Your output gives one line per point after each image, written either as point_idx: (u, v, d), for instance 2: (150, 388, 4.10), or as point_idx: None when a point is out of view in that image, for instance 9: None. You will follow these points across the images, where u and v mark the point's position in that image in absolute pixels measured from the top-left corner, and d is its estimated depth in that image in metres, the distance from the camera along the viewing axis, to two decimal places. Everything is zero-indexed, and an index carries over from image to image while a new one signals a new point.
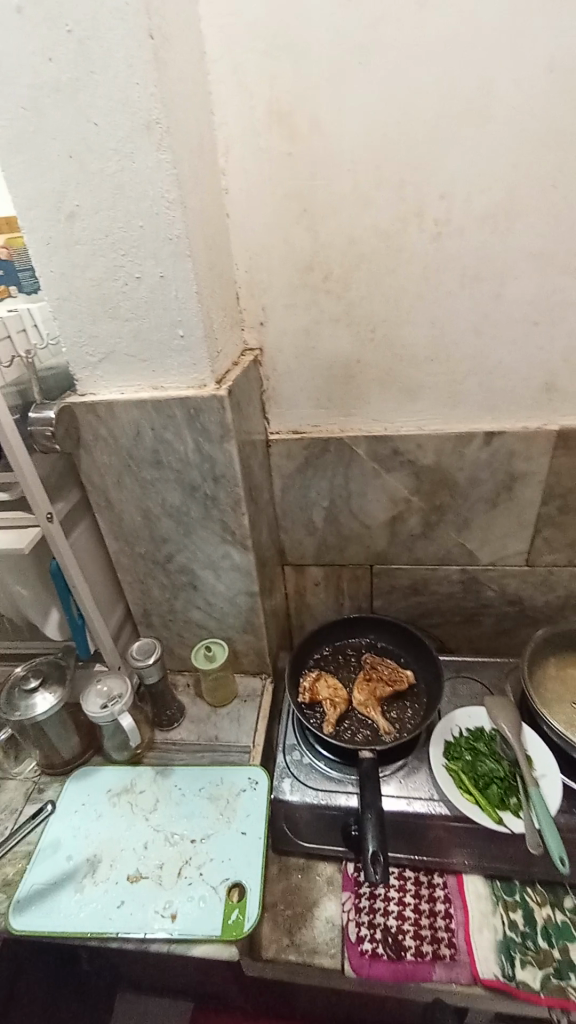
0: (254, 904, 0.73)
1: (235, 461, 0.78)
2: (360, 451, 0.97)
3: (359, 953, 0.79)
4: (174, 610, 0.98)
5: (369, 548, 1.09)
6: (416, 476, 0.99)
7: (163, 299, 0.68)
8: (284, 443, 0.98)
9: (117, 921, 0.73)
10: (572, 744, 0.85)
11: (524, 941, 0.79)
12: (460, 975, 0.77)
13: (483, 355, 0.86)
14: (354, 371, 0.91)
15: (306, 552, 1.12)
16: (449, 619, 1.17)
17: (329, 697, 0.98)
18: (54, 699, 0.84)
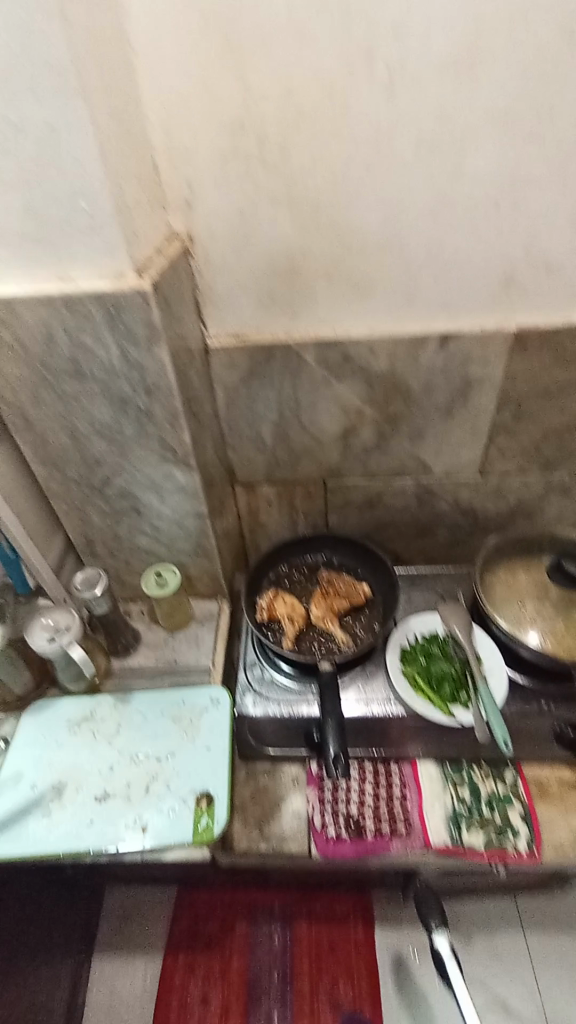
0: (223, 809, 0.75)
1: (168, 370, 0.69)
2: (308, 357, 0.89)
3: (324, 838, 0.86)
4: (119, 537, 0.92)
5: (322, 463, 1.05)
6: (369, 384, 0.92)
7: (54, 154, 0.55)
8: (226, 351, 0.89)
9: (90, 838, 0.74)
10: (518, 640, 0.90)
11: (470, 811, 0.87)
12: (414, 845, 0.85)
13: (441, 242, 0.78)
14: (298, 263, 0.80)
15: (257, 469, 1.07)
16: (404, 531, 1.18)
17: (287, 612, 0.98)
18: None
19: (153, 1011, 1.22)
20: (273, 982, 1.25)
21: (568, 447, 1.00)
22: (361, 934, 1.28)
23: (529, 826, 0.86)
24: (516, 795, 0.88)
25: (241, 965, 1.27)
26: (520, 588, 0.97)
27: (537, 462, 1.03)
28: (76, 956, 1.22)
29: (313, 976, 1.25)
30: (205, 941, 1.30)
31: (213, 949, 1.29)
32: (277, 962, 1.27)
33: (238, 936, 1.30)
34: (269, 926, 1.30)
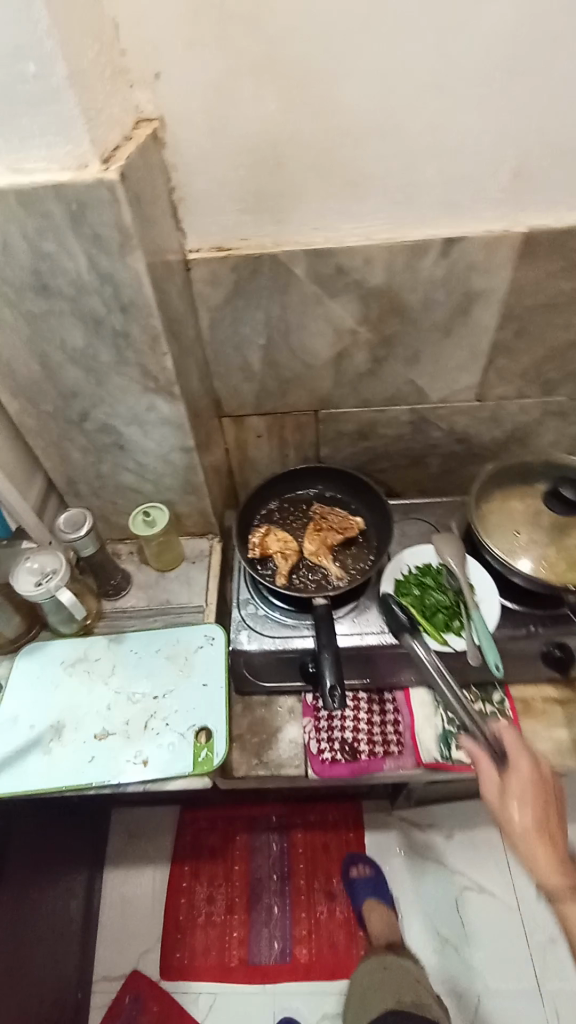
0: (222, 741, 0.76)
1: (145, 282, 0.61)
2: (298, 269, 0.81)
3: (320, 760, 0.90)
4: (102, 475, 0.87)
5: (313, 391, 0.99)
6: (364, 299, 0.85)
7: None
8: (207, 264, 0.80)
9: (91, 774, 0.74)
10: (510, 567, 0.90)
11: (459, 729, 0.90)
12: (406, 762, 0.89)
13: (445, 125, 0.68)
14: (285, 153, 0.70)
15: (244, 399, 1.00)
16: (397, 463, 1.14)
17: (280, 549, 0.96)
18: None
19: (165, 909, 1.34)
20: (273, 880, 1.37)
21: (569, 369, 0.96)
22: (352, 836, 1.39)
23: None
24: (502, 713, 0.93)
25: (243, 868, 1.38)
26: (513, 516, 0.96)
27: (536, 386, 0.98)
28: (90, 867, 1.31)
29: (309, 873, 1.37)
30: (208, 850, 1.40)
31: (216, 857, 1.39)
32: (275, 865, 1.38)
33: (238, 845, 1.40)
34: (267, 834, 1.40)
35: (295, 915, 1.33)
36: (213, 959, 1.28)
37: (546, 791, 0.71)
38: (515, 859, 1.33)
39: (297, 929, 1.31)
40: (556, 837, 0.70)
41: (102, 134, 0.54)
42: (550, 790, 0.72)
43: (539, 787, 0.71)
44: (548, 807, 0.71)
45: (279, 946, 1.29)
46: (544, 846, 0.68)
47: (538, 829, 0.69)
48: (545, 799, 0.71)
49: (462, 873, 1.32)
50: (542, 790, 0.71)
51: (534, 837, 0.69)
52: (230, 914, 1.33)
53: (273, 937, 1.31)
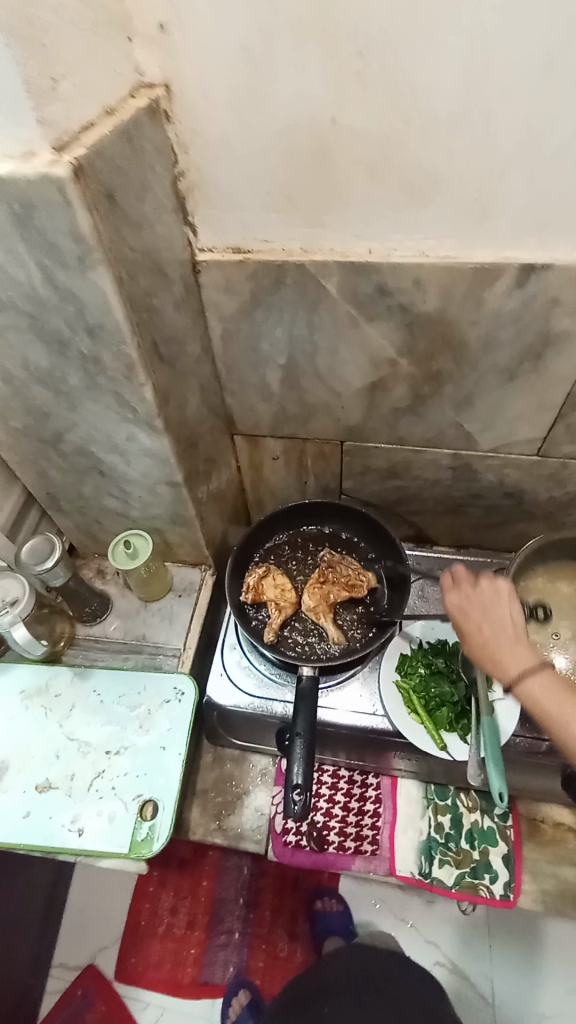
0: (165, 823, 0.68)
1: (113, 304, 0.49)
2: (330, 285, 0.65)
3: (282, 843, 0.82)
4: (84, 495, 0.78)
5: (339, 421, 0.84)
6: (409, 328, 0.68)
7: None
8: (220, 268, 0.66)
9: (24, 830, 0.69)
10: None
11: (446, 842, 0.80)
12: (377, 867, 0.79)
13: (541, 118, 0.50)
14: (322, 140, 0.54)
15: (260, 420, 0.87)
16: (431, 508, 0.99)
17: (274, 598, 0.84)
18: None
19: (128, 910, 1.23)
20: (238, 905, 1.21)
21: None
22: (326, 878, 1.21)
23: (510, 869, 0.79)
24: (502, 833, 0.80)
25: (210, 888, 1.22)
26: (555, 601, 0.82)
27: None
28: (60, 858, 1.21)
29: (275, 908, 1.20)
30: (177, 861, 1.26)
31: (185, 869, 1.25)
32: (242, 890, 1.22)
33: (210, 861, 1.24)
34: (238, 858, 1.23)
35: (254, 945, 1.18)
36: (165, 973, 1.17)
37: (478, 601, 0.68)
38: (501, 951, 1.09)
39: (254, 961, 1.17)
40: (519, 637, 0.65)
41: (61, 115, 0.41)
42: (481, 596, 0.69)
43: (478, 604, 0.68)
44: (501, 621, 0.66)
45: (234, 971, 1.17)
46: (511, 654, 0.64)
47: (498, 639, 0.65)
48: (494, 617, 0.67)
49: (439, 948, 1.10)
50: (476, 597, 0.69)
51: (506, 651, 0.64)
52: (190, 929, 1.20)
53: (229, 962, 1.17)
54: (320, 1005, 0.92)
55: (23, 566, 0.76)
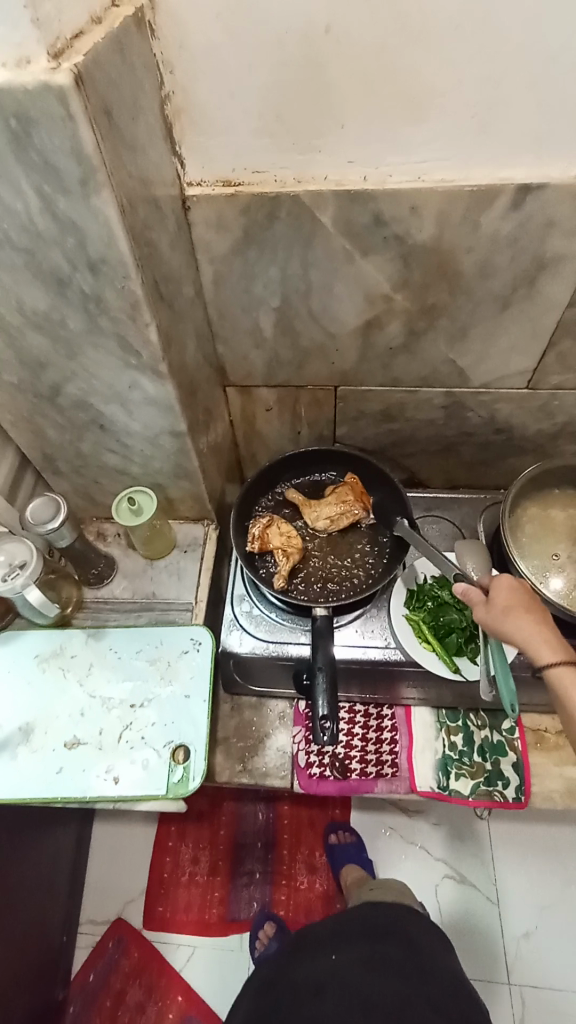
0: (199, 763, 0.70)
1: (118, 232, 0.47)
2: (325, 217, 0.64)
3: (307, 776, 0.86)
4: (82, 453, 0.76)
5: (333, 364, 0.84)
6: (405, 260, 0.68)
7: None
8: (210, 203, 0.63)
9: (59, 786, 0.70)
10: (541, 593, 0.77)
11: (461, 758, 0.86)
12: (399, 787, 0.85)
13: (539, 17, 0.49)
14: (313, 50, 0.52)
15: (253, 368, 0.85)
16: (424, 450, 1.00)
17: (281, 544, 0.84)
18: None
19: (151, 863, 1.26)
20: (257, 846, 1.26)
21: None
22: (338, 813, 1.26)
23: (520, 775, 0.85)
24: (510, 744, 0.87)
25: (228, 832, 1.28)
26: (551, 529, 0.85)
27: None
28: (80, 817, 1.23)
29: (292, 845, 1.26)
30: (195, 813, 1.30)
31: (203, 819, 1.29)
32: (260, 833, 1.27)
33: (226, 810, 1.29)
34: (253, 804, 1.28)
35: (275, 880, 1.24)
36: (194, 915, 1.22)
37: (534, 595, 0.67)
38: (504, 858, 1.18)
39: (277, 893, 1.23)
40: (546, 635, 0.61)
41: (52, 16, 0.38)
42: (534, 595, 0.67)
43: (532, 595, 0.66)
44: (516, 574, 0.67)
45: (258, 905, 1.22)
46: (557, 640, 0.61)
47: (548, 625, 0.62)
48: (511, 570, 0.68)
49: (445, 862, 1.18)
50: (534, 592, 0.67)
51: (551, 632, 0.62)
52: (213, 875, 1.25)
53: (253, 898, 1.23)
54: (326, 952, 0.85)
55: (28, 530, 0.75)
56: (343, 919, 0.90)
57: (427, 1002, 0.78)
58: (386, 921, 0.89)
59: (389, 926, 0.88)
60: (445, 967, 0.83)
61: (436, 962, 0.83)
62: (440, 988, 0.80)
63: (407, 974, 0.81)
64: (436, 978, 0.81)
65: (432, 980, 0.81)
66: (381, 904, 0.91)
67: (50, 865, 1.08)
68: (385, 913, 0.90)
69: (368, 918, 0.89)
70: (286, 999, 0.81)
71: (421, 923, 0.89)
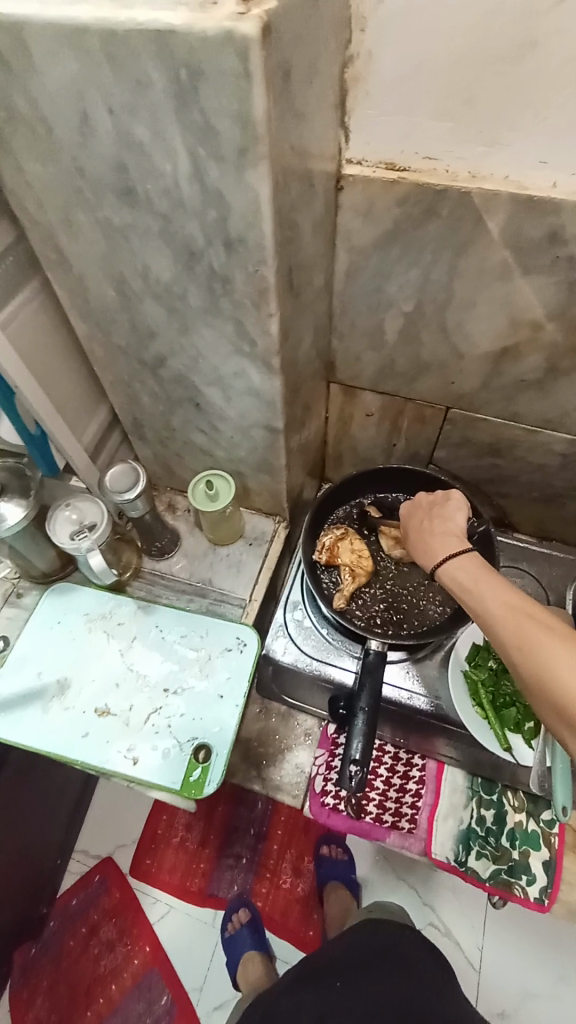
0: (218, 769, 0.68)
1: (264, 212, 0.41)
2: (490, 225, 0.55)
3: (319, 802, 0.83)
4: (170, 426, 0.74)
5: (452, 385, 0.75)
6: (571, 289, 0.58)
7: None
8: (365, 187, 0.56)
9: (81, 749, 0.70)
10: None
11: (486, 836, 0.79)
12: (412, 845, 0.79)
13: None
14: (535, 26, 0.42)
15: (362, 371, 0.79)
16: (526, 494, 0.90)
17: (350, 562, 0.79)
18: (22, 513, 0.68)
19: (147, 819, 1.30)
20: (249, 835, 1.26)
21: None
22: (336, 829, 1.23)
23: (549, 876, 0.78)
24: (545, 839, 0.79)
25: (225, 813, 1.28)
26: None
27: None
28: None
29: (283, 845, 1.25)
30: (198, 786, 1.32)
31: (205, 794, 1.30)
32: (254, 823, 1.26)
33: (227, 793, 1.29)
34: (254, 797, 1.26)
35: (259, 873, 1.24)
36: (176, 879, 1.25)
37: (430, 512, 0.65)
38: (499, 933, 1.11)
39: (258, 885, 1.23)
40: (426, 553, 0.60)
41: None
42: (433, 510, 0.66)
43: (422, 517, 0.65)
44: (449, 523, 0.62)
45: (238, 891, 1.23)
46: (440, 548, 0.59)
47: (435, 536, 0.61)
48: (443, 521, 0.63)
49: (433, 910, 1.12)
50: (425, 510, 0.66)
51: (437, 544, 0.60)
52: (202, 848, 1.27)
53: (234, 882, 1.24)
54: (331, 981, 0.81)
55: (102, 493, 0.74)
56: (340, 940, 0.87)
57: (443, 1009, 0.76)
58: (380, 944, 0.85)
59: (384, 951, 0.84)
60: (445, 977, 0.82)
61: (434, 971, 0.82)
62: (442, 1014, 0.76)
63: (414, 986, 0.79)
64: (434, 1003, 0.77)
65: (432, 1004, 0.77)
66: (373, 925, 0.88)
67: (57, 795, 1.13)
68: (378, 936, 0.86)
69: (362, 940, 0.86)
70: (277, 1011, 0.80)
71: (414, 943, 0.85)
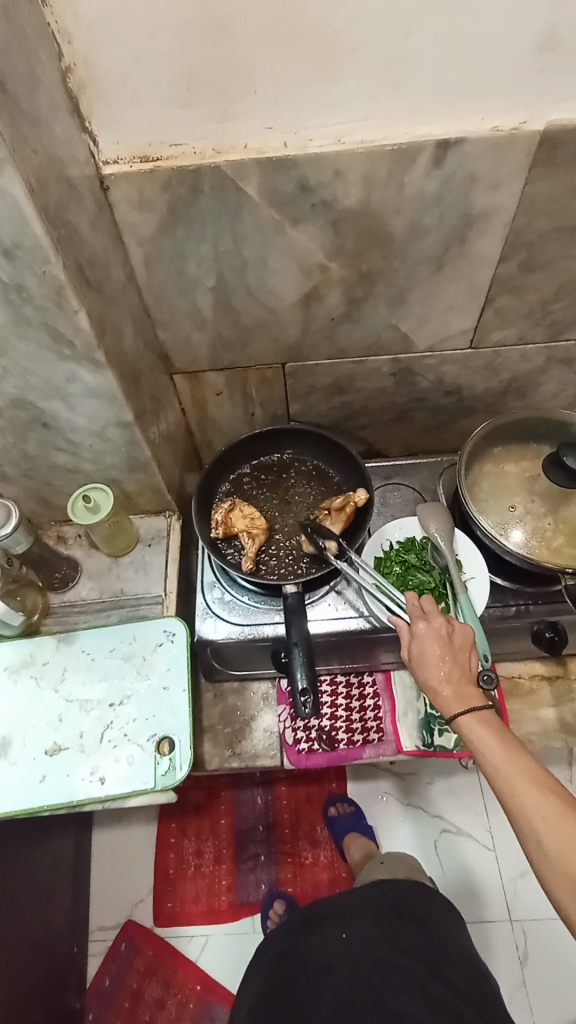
0: (186, 752, 0.70)
1: (29, 212, 0.45)
2: (250, 187, 0.63)
3: (296, 750, 0.88)
4: (28, 455, 0.74)
5: (279, 341, 0.83)
6: (336, 227, 0.68)
7: None
8: (129, 181, 0.61)
9: (44, 795, 0.68)
10: (502, 545, 0.80)
11: (443, 714, 0.87)
12: (386, 750, 0.88)
13: None
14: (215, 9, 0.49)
15: (197, 352, 0.84)
16: (379, 420, 1.01)
17: (246, 527, 0.83)
18: None
19: (154, 861, 1.26)
20: (259, 830, 1.27)
21: None
22: (335, 786, 1.28)
23: None
24: None
25: (229, 819, 1.28)
26: (508, 484, 0.86)
27: (541, 328, 0.83)
28: (76, 826, 1.21)
29: (292, 823, 1.27)
30: (193, 806, 1.30)
31: (202, 810, 1.29)
32: (261, 817, 1.28)
33: (223, 799, 1.29)
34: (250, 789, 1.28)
35: (280, 859, 1.25)
36: (203, 905, 1.22)
37: (450, 653, 0.69)
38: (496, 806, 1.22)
39: (283, 872, 1.24)
40: (439, 697, 0.67)
41: None
42: (455, 652, 0.69)
43: (443, 657, 0.69)
44: (460, 663, 0.69)
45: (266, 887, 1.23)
46: (454, 694, 0.67)
47: (448, 680, 0.68)
48: (453, 656, 0.69)
49: (441, 818, 1.22)
50: (447, 648, 0.69)
51: (451, 693, 0.67)
52: (218, 863, 1.26)
53: (260, 880, 1.24)
54: (337, 928, 0.87)
55: None
56: (357, 897, 0.92)
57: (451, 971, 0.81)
58: (394, 900, 0.90)
59: (398, 903, 0.90)
60: (456, 941, 0.86)
61: (447, 936, 0.86)
62: (451, 968, 0.81)
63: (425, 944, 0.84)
64: (444, 956, 0.83)
65: (441, 956, 0.82)
66: (388, 882, 0.93)
67: (48, 878, 1.06)
68: (394, 890, 0.92)
69: (378, 897, 0.91)
70: (296, 978, 0.83)
71: (428, 898, 0.92)
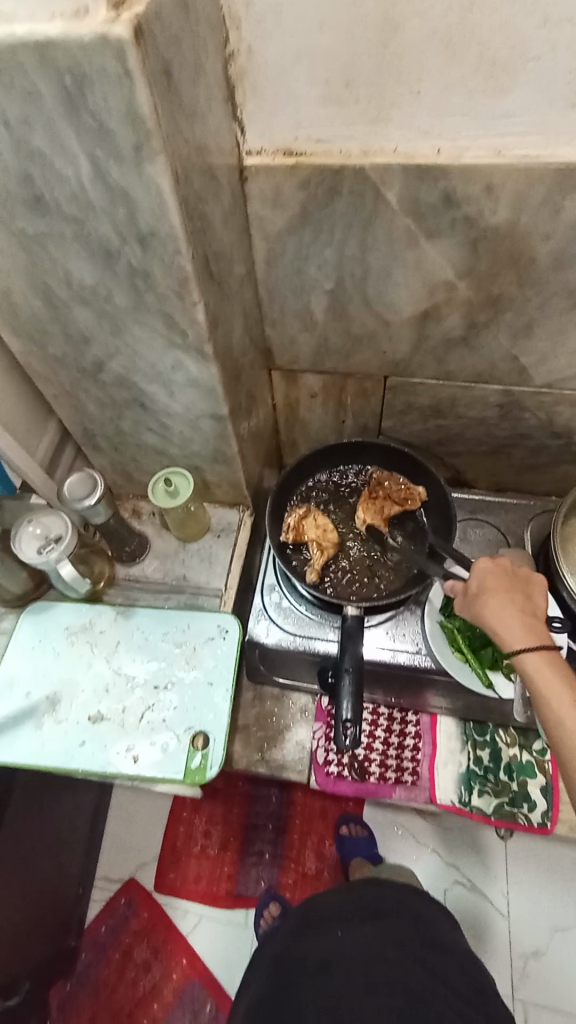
0: (217, 752, 0.70)
1: (169, 203, 0.44)
2: (390, 194, 0.59)
3: (325, 773, 0.86)
4: (122, 431, 0.76)
5: (385, 354, 0.79)
6: (473, 246, 0.63)
7: None
8: (268, 175, 0.60)
9: (80, 759, 0.71)
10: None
11: (485, 774, 0.84)
12: (417, 795, 0.84)
13: None
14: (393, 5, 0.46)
15: (300, 353, 0.82)
16: (475, 450, 0.95)
17: (317, 537, 0.81)
18: None
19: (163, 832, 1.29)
20: (268, 829, 1.26)
21: None
22: (351, 807, 1.25)
23: (547, 800, 0.83)
24: (540, 766, 0.84)
25: (242, 811, 1.28)
26: None
27: None
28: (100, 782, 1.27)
29: (302, 833, 1.26)
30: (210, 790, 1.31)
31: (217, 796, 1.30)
32: (272, 816, 1.27)
33: (240, 791, 1.30)
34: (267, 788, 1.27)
35: (283, 864, 1.24)
36: (202, 886, 1.24)
37: (514, 582, 0.66)
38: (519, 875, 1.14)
39: (284, 877, 1.23)
40: (506, 631, 0.62)
41: None
42: (517, 582, 0.66)
43: (507, 584, 0.65)
44: (524, 600, 0.65)
45: (265, 886, 1.23)
46: (521, 626, 0.62)
47: (514, 615, 0.63)
48: (518, 593, 0.65)
49: (456, 870, 1.15)
50: (512, 579, 0.66)
51: (515, 626, 0.62)
52: (224, 850, 1.26)
53: (261, 878, 1.24)
54: (334, 930, 0.84)
55: (64, 503, 0.76)
56: (355, 894, 0.88)
57: (452, 968, 0.80)
58: (393, 897, 0.87)
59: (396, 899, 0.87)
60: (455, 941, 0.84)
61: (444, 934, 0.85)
62: (449, 966, 0.80)
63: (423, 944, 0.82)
64: (443, 957, 0.81)
65: (439, 956, 0.81)
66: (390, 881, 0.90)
67: (69, 824, 1.12)
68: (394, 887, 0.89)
69: (377, 893, 0.88)
70: (294, 977, 0.80)
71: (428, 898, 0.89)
